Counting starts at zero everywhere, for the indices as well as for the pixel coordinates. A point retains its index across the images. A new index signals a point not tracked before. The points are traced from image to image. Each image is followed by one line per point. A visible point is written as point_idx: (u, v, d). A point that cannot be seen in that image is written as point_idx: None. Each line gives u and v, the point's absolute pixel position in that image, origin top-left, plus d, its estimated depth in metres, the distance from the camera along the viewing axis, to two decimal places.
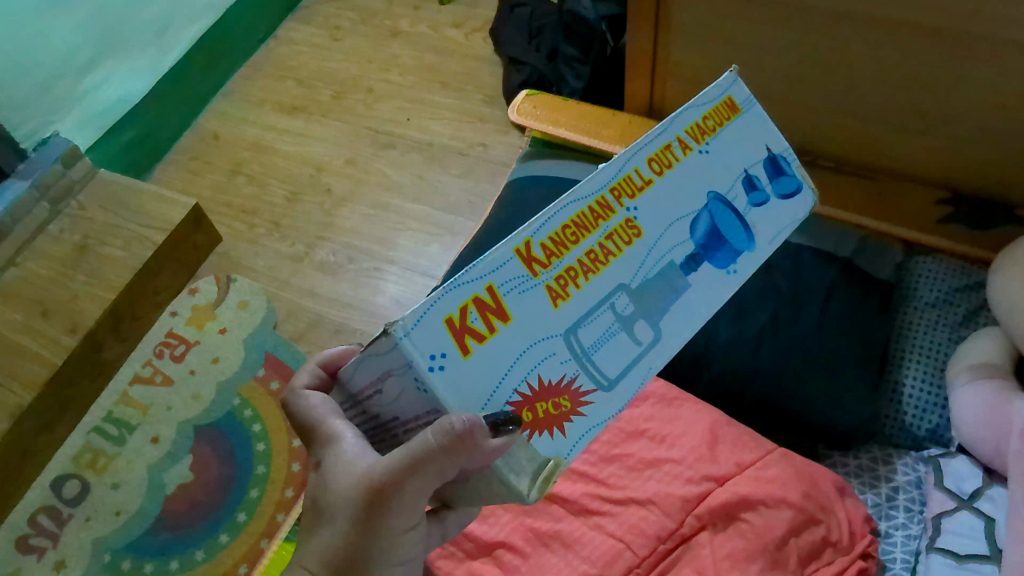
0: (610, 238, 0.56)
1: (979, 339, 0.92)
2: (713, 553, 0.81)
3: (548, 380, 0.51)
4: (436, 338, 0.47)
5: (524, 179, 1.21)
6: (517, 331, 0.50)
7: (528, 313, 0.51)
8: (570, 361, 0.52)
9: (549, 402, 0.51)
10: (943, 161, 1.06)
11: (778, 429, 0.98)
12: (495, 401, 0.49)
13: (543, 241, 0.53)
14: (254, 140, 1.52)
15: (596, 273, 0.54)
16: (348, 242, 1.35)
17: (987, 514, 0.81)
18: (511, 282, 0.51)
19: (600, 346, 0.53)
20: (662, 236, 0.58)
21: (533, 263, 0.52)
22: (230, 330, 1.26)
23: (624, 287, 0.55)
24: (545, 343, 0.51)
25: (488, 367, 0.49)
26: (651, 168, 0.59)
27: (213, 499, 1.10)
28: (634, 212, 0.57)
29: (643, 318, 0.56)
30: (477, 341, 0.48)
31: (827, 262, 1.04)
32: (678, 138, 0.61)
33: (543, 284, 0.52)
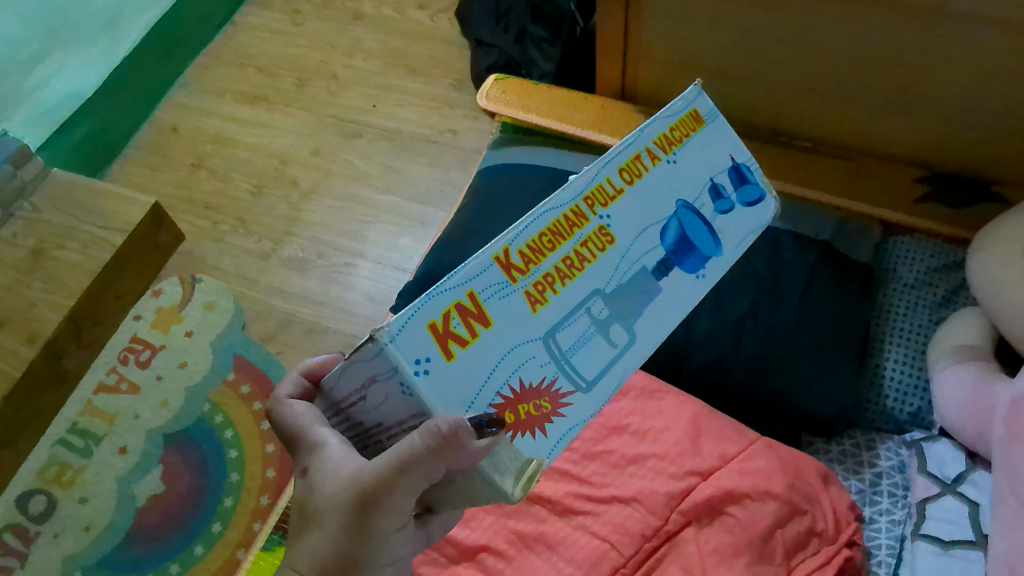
0: (585, 245, 0.53)
1: (960, 320, 0.91)
2: (699, 549, 0.80)
3: (530, 382, 0.48)
4: (421, 342, 0.45)
5: (495, 166, 1.17)
6: (502, 336, 0.48)
7: (508, 318, 0.48)
8: (550, 363, 0.50)
9: (531, 404, 0.48)
10: (921, 139, 1.04)
11: (760, 418, 0.97)
12: (480, 401, 0.46)
13: (521, 248, 0.50)
14: (216, 133, 1.47)
15: (572, 279, 0.52)
16: (316, 238, 1.31)
17: (971, 499, 0.81)
18: (491, 287, 0.48)
19: (578, 349, 0.51)
20: (634, 243, 0.55)
21: (512, 270, 0.49)
22: (197, 333, 1.22)
23: (599, 291, 0.53)
24: (524, 347, 0.48)
25: (471, 371, 0.46)
26: (622, 177, 0.56)
27: (187, 510, 1.07)
28: (608, 220, 0.55)
29: (618, 321, 0.53)
30: (460, 346, 0.46)
31: (806, 246, 1.02)
32: (647, 149, 0.58)
33: (521, 290, 0.49)
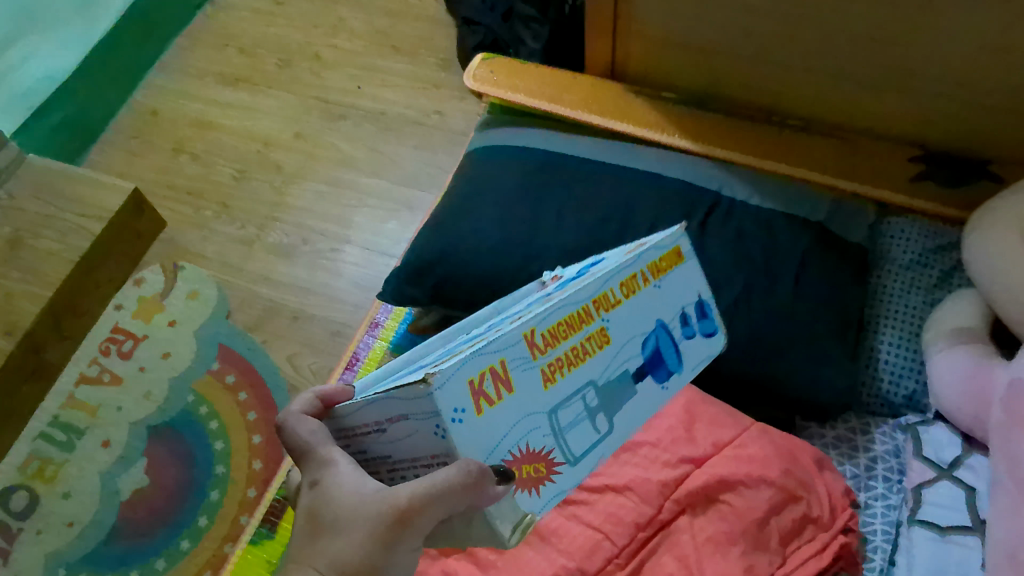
0: (588, 341, 0.50)
1: (955, 302, 0.90)
2: (693, 537, 0.79)
3: (531, 447, 0.46)
4: (460, 393, 0.42)
5: (484, 148, 1.15)
6: (520, 406, 0.45)
7: (525, 395, 0.46)
8: (550, 437, 0.47)
9: (530, 465, 0.46)
10: (918, 114, 1.02)
11: (754, 403, 0.96)
12: (498, 451, 0.44)
13: (545, 327, 0.48)
14: (197, 116, 1.43)
15: (572, 369, 0.49)
16: (301, 223, 1.28)
17: (967, 483, 0.80)
18: (520, 357, 0.46)
19: (570, 428, 0.49)
20: (627, 344, 0.53)
21: (534, 347, 0.47)
22: (181, 322, 1.20)
23: (592, 382, 0.50)
24: (532, 417, 0.46)
25: (490, 428, 0.44)
26: (621, 291, 0.53)
27: (173, 504, 1.05)
28: (608, 324, 0.52)
29: (603, 411, 0.51)
30: (489, 404, 0.44)
31: (801, 227, 1.00)
32: (648, 268, 0.55)
33: (538, 366, 0.47)
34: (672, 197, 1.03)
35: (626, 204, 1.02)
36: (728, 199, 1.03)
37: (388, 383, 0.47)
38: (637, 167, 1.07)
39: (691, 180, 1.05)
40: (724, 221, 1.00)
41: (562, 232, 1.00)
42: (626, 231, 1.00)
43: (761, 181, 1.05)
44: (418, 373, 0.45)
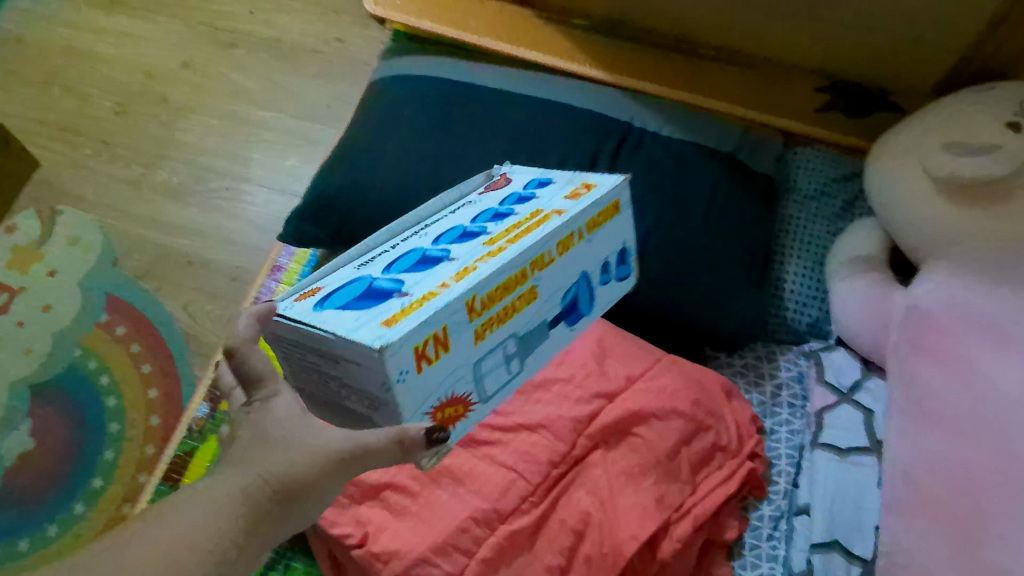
0: (518, 298, 0.48)
1: (856, 230, 0.92)
2: (607, 471, 0.80)
3: (452, 395, 0.46)
4: (405, 358, 0.41)
5: (388, 79, 1.08)
6: (453, 364, 0.45)
7: (458, 354, 0.45)
8: (471, 385, 0.47)
9: (450, 409, 0.46)
10: (824, 42, 1.01)
11: (665, 337, 0.95)
12: (425, 407, 0.44)
13: (484, 290, 0.45)
14: (69, 44, 1.31)
15: (501, 324, 0.47)
16: (192, 160, 1.19)
17: (865, 406, 0.83)
18: (459, 322, 0.44)
19: (488, 374, 0.48)
20: (551, 295, 0.51)
21: (472, 309, 0.45)
22: (61, 271, 1.10)
23: (514, 334, 0.49)
24: (460, 372, 0.45)
25: (423, 390, 0.43)
26: (558, 247, 0.50)
27: (64, 466, 0.97)
28: (539, 281, 0.49)
29: (520, 356, 0.51)
30: (428, 365, 0.43)
31: (711, 157, 0.98)
32: (585, 222, 0.52)
33: (473, 326, 0.45)
34: (582, 128, 1.00)
35: (535, 135, 0.99)
36: (639, 130, 1.01)
37: (326, 322, 0.43)
38: (545, 96, 1.04)
39: (601, 108, 1.03)
40: (634, 152, 0.99)
41: (470, 165, 0.96)
42: (536, 163, 0.96)
43: (671, 110, 1.03)
44: (360, 326, 0.41)
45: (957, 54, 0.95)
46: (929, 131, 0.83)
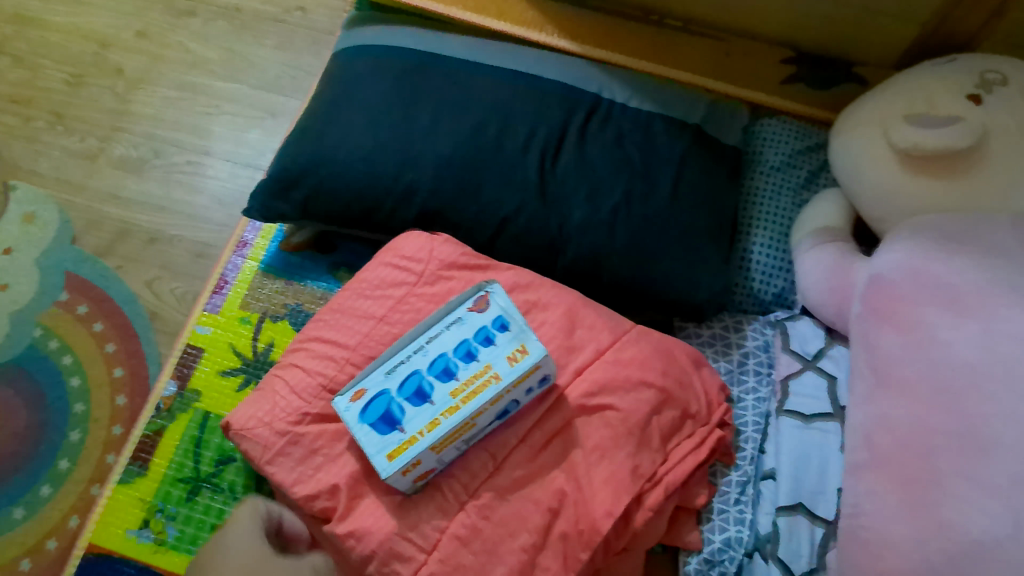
0: (455, 428, 0.73)
1: (821, 201, 0.94)
2: (582, 445, 0.81)
3: (422, 472, 0.76)
4: (395, 461, 0.72)
5: (351, 48, 1.06)
6: (422, 469, 0.75)
7: (425, 461, 0.74)
8: (433, 463, 0.76)
9: (421, 475, 0.76)
10: (790, 12, 1.02)
11: (634, 306, 0.95)
12: (405, 480, 0.75)
13: (436, 439, 0.72)
14: (15, 11, 1.26)
15: (447, 443, 0.74)
16: (151, 133, 1.16)
17: (829, 373, 0.85)
18: (420, 447, 0.72)
19: (443, 460, 0.77)
20: (486, 416, 0.76)
21: (434, 446, 0.73)
22: (17, 250, 1.07)
23: (461, 440, 0.76)
24: (426, 459, 0.74)
25: (403, 476, 0.74)
26: (488, 404, 0.74)
27: (27, 448, 0.95)
28: (475, 421, 0.75)
29: (468, 437, 0.77)
30: (409, 468, 0.73)
31: (679, 129, 0.99)
32: (506, 389, 0.74)
33: (433, 445, 0.73)
34: (550, 100, 0.99)
35: (504, 107, 0.98)
36: (608, 101, 1.01)
37: (362, 437, 0.73)
38: (513, 68, 1.02)
39: (570, 81, 1.02)
40: (604, 125, 0.98)
41: (439, 138, 0.95)
42: (505, 136, 0.96)
43: (638, 82, 1.03)
44: (376, 453, 0.72)
45: (920, 26, 0.97)
46: (891, 105, 0.85)
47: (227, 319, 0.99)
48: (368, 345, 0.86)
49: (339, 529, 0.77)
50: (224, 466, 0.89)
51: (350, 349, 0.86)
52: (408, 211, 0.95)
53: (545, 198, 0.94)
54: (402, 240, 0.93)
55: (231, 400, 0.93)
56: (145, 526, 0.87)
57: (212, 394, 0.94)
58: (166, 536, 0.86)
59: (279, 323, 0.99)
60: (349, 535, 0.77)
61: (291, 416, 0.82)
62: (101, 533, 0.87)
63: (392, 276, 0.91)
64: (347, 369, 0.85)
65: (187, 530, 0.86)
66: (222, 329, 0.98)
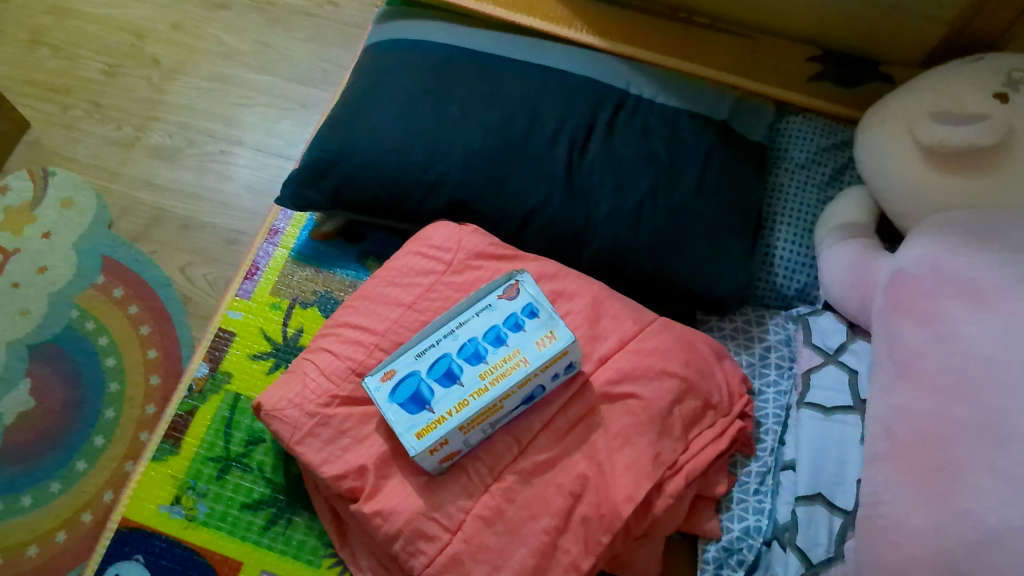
0: (484, 411, 0.76)
1: (845, 198, 0.94)
2: (605, 432, 0.82)
3: (449, 453, 0.78)
4: (423, 440, 0.74)
5: (382, 42, 1.08)
6: (450, 449, 0.77)
7: (452, 440, 0.76)
8: (461, 444, 0.78)
9: (448, 456, 0.78)
10: (817, 11, 1.03)
11: (657, 298, 0.97)
12: (432, 459, 0.77)
13: (465, 419, 0.75)
14: (54, 2, 1.29)
15: (475, 424, 0.76)
16: (185, 123, 1.19)
17: (850, 367, 0.86)
18: (449, 427, 0.74)
19: (470, 441, 0.79)
20: (513, 400, 0.78)
21: (462, 427, 0.75)
22: (55, 233, 1.10)
23: (488, 422, 0.78)
24: (454, 439, 0.76)
25: (431, 456, 0.76)
26: (516, 387, 0.76)
27: (63, 424, 0.98)
28: (502, 404, 0.77)
29: (496, 420, 0.79)
30: (437, 447, 0.75)
31: (704, 125, 1.00)
32: (534, 373, 0.76)
33: (462, 425, 0.75)
34: (578, 94, 1.00)
35: (532, 101, 0.99)
36: (635, 97, 1.02)
37: (391, 416, 0.75)
38: (541, 63, 1.04)
39: (597, 76, 1.03)
40: (630, 119, 1.00)
41: (467, 130, 0.97)
42: (533, 129, 0.97)
43: (665, 77, 1.04)
44: (404, 431, 0.74)
45: (947, 25, 0.98)
46: (917, 101, 0.85)
47: (258, 304, 1.01)
48: (397, 331, 0.88)
49: (366, 508, 0.79)
50: (254, 446, 0.92)
51: (379, 335, 0.88)
52: (436, 202, 0.97)
53: (572, 190, 0.95)
54: (431, 230, 0.95)
55: (261, 383, 0.96)
56: (177, 502, 0.89)
57: (242, 376, 0.97)
58: (197, 513, 0.89)
59: (309, 310, 1.01)
60: (376, 514, 0.79)
61: (321, 398, 0.84)
62: (134, 508, 0.89)
63: (421, 265, 0.93)
64: (375, 354, 0.87)
65: (217, 507, 0.89)
66: (254, 314, 1.01)
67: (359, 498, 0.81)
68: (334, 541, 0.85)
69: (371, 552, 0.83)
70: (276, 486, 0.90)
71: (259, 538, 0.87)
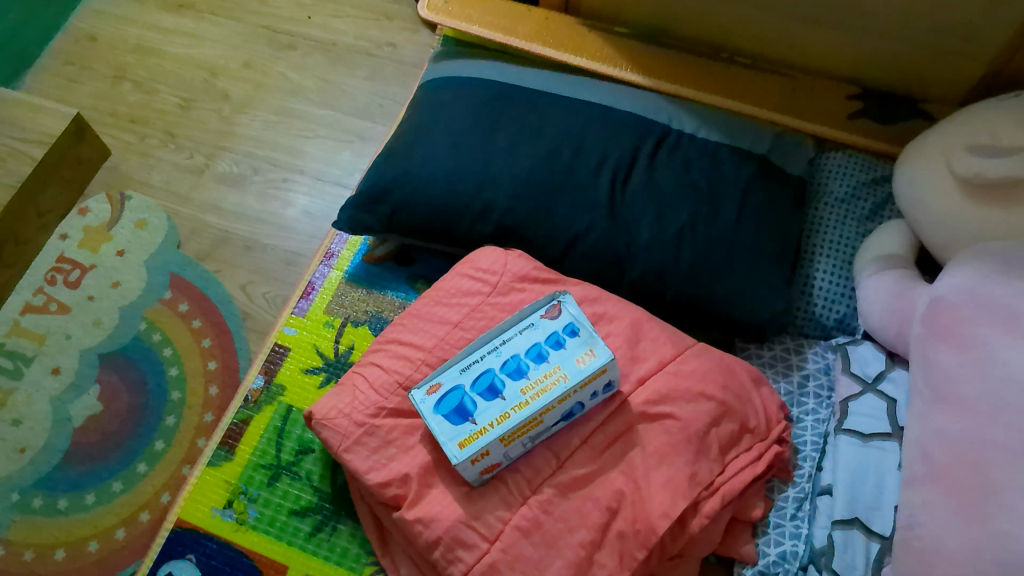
0: (524, 424, 0.78)
1: (885, 230, 0.96)
2: (643, 451, 0.84)
3: (490, 465, 0.80)
4: (465, 450, 0.77)
5: (437, 78, 1.15)
6: (491, 460, 0.79)
7: (493, 452, 0.79)
8: (501, 456, 0.80)
9: (488, 468, 0.80)
10: (857, 52, 1.06)
11: (696, 325, 0.99)
12: (473, 470, 0.79)
13: (506, 431, 0.77)
14: (137, 42, 1.40)
15: (515, 437, 0.79)
16: (251, 152, 1.27)
17: (889, 395, 0.86)
18: (490, 438, 0.77)
19: (510, 454, 0.81)
20: (553, 415, 0.80)
21: (503, 438, 0.78)
22: (129, 251, 1.18)
23: (528, 435, 0.80)
24: (495, 451, 0.79)
25: (472, 466, 0.78)
26: (555, 403, 0.78)
27: (127, 428, 1.05)
28: (542, 418, 0.79)
29: (535, 434, 0.81)
30: (478, 458, 0.78)
31: (745, 158, 1.03)
32: (573, 390, 0.79)
33: (503, 437, 0.78)
34: (622, 128, 1.05)
35: (578, 134, 1.04)
36: (677, 131, 1.06)
37: (435, 426, 0.78)
38: (588, 99, 1.09)
39: (641, 112, 1.07)
40: (672, 152, 1.04)
41: (516, 159, 1.02)
42: (578, 159, 1.02)
43: (707, 113, 1.08)
44: (448, 440, 0.77)
45: (986, 65, 1.00)
46: (954, 136, 0.87)
47: (312, 322, 1.07)
48: (443, 348, 0.92)
49: (408, 515, 0.82)
50: (303, 455, 0.96)
51: (426, 351, 0.92)
52: (484, 227, 1.01)
53: (614, 218, 0.99)
54: (478, 254, 0.99)
55: (312, 396, 1.01)
56: (229, 505, 0.93)
57: (295, 390, 1.01)
58: (247, 516, 0.93)
59: (360, 328, 1.06)
60: (417, 520, 0.82)
61: (369, 409, 0.88)
62: (189, 509, 0.94)
63: (467, 286, 0.97)
64: (421, 369, 0.91)
65: (266, 512, 0.93)
66: (308, 331, 1.06)
67: (402, 505, 0.84)
68: (376, 549, 0.88)
69: (411, 558, 0.86)
70: (322, 494, 0.94)
71: (305, 543, 0.91)
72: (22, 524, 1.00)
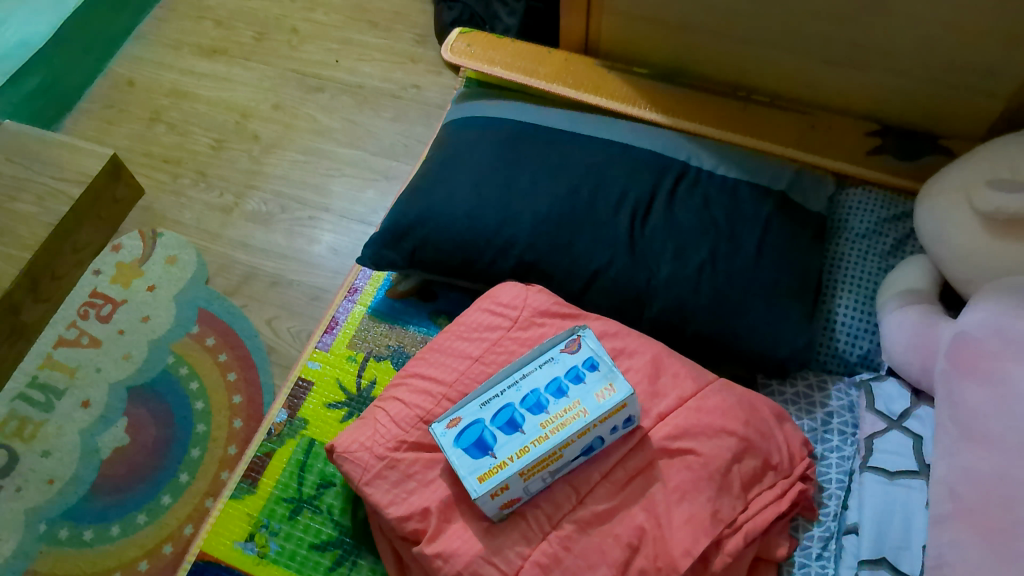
0: (544, 458, 0.78)
1: (908, 266, 0.95)
2: (664, 487, 0.83)
3: (509, 500, 0.80)
4: (485, 484, 0.76)
5: (459, 118, 1.17)
6: (510, 494, 0.79)
7: (512, 487, 0.78)
8: (520, 491, 0.80)
9: (508, 503, 0.80)
10: (874, 90, 1.07)
11: (717, 360, 0.99)
12: (492, 504, 0.79)
13: (525, 465, 0.77)
14: (172, 86, 1.45)
15: (535, 472, 0.79)
16: (279, 191, 1.30)
17: (915, 432, 0.85)
18: (509, 473, 0.77)
19: (529, 488, 0.81)
20: (573, 449, 0.80)
21: (522, 472, 0.78)
22: (159, 287, 1.21)
23: (547, 470, 0.80)
24: (515, 485, 0.78)
25: (491, 500, 0.78)
26: (575, 437, 0.78)
27: (153, 460, 1.06)
28: (561, 452, 0.79)
29: (554, 469, 0.81)
30: (498, 492, 0.78)
31: (764, 195, 1.04)
32: (593, 424, 0.79)
33: (522, 471, 0.77)
34: (642, 165, 1.06)
35: (598, 172, 1.05)
36: (696, 168, 1.07)
37: (455, 460, 0.78)
38: (608, 138, 1.11)
39: (659, 149, 1.09)
40: (691, 189, 1.05)
41: (536, 196, 1.03)
42: (598, 196, 1.03)
43: (726, 151, 1.09)
44: (468, 474, 0.77)
45: (1006, 101, 1.00)
46: (973, 173, 0.87)
47: (335, 356, 1.08)
48: (464, 382, 0.93)
49: (428, 549, 0.82)
50: (325, 489, 0.97)
51: (447, 385, 0.93)
52: (505, 262, 1.03)
53: (634, 254, 0.99)
54: (500, 289, 1.00)
55: (334, 429, 1.01)
56: (250, 539, 0.94)
57: (318, 424, 1.02)
58: (268, 550, 0.93)
59: (382, 363, 1.07)
60: (437, 555, 0.81)
61: (390, 442, 0.88)
62: (211, 542, 0.95)
63: (488, 321, 0.98)
64: (443, 403, 0.91)
65: (288, 545, 0.93)
66: (332, 365, 1.07)
67: (422, 539, 0.84)
68: None
69: None
70: (343, 529, 0.94)
71: None
72: (48, 555, 1.01)
